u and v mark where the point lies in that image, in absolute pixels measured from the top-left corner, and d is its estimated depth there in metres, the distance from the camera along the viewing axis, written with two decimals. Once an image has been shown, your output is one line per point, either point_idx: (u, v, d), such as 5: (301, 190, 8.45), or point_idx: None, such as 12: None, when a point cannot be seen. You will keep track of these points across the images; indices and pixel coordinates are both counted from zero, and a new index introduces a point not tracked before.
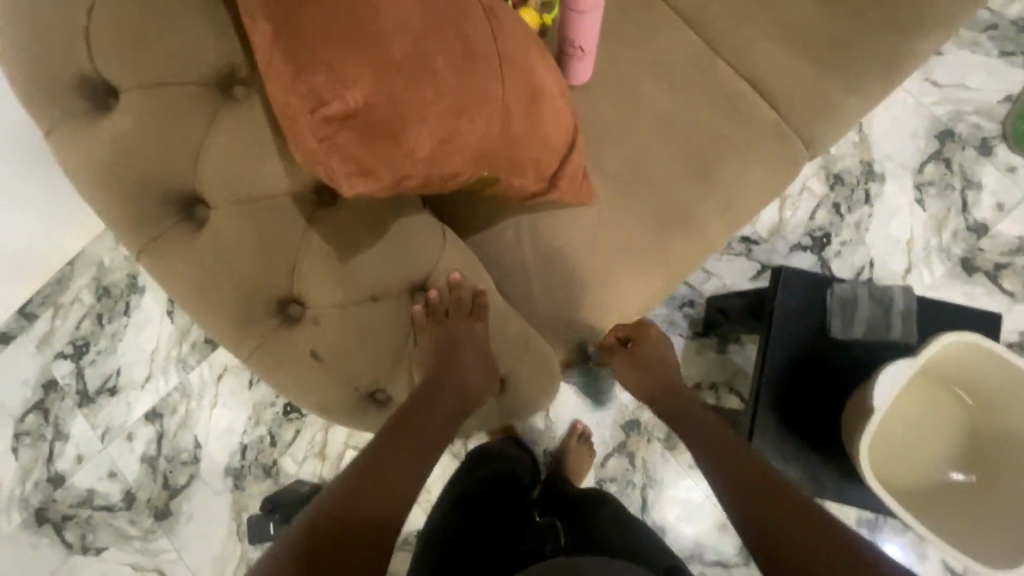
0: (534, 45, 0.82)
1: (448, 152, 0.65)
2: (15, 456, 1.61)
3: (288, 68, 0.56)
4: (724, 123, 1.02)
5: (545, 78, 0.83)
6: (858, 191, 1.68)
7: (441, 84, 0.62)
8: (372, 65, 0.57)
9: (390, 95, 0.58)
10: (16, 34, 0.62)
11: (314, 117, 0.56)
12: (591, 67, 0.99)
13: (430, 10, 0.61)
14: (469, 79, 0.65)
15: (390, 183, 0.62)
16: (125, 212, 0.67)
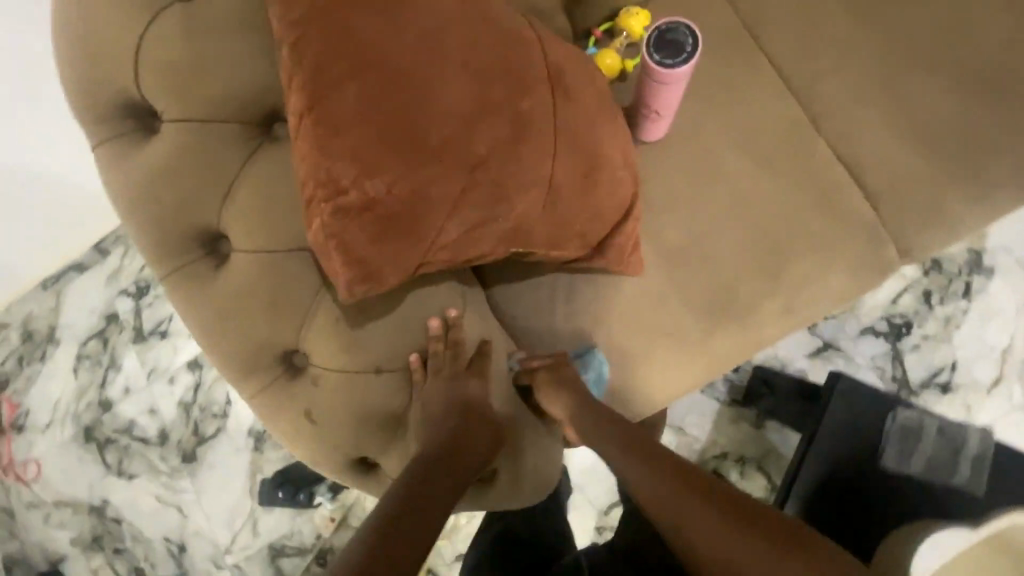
0: (601, 109, 0.74)
1: (469, 243, 0.63)
2: (75, 375, 1.72)
3: (314, 151, 0.56)
4: (804, 213, 0.91)
5: (609, 144, 0.75)
6: (957, 282, 1.47)
7: (468, 182, 0.60)
8: (396, 160, 0.56)
9: (412, 193, 0.58)
10: (77, 51, 0.63)
11: (328, 206, 0.56)
12: (666, 127, 0.90)
13: (472, 97, 0.59)
14: (502, 177, 0.62)
15: (396, 280, 0.60)
16: (152, 239, 0.67)
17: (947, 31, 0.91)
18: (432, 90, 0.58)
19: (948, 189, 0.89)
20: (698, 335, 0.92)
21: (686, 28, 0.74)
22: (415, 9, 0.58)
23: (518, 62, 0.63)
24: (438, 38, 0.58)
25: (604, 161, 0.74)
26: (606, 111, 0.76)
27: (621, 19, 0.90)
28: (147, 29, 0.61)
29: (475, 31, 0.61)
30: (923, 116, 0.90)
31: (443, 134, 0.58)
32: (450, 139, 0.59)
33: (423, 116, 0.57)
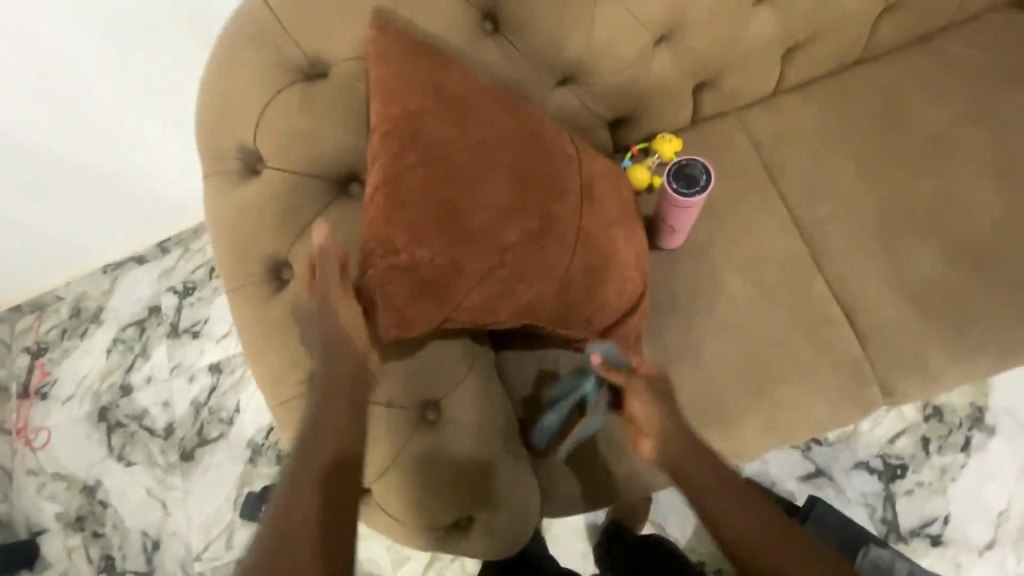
0: (620, 218, 0.87)
1: (486, 310, 0.76)
2: (107, 356, 1.83)
3: (379, 216, 0.69)
4: (797, 339, 0.99)
5: (623, 249, 0.86)
6: (957, 434, 1.48)
7: (494, 265, 0.73)
8: (443, 235, 0.70)
9: (447, 267, 0.71)
10: (217, 106, 0.80)
11: (382, 261, 0.69)
12: (681, 239, 1.01)
13: (513, 197, 0.73)
14: (524, 261, 0.75)
15: (421, 330, 0.73)
16: (230, 258, 0.80)
17: (948, 203, 1.01)
18: (480, 183, 0.72)
19: (932, 344, 0.97)
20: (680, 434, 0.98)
21: (701, 164, 0.89)
22: (483, 123, 0.74)
23: (556, 174, 0.77)
24: (496, 147, 0.73)
25: (616, 265, 0.85)
26: (625, 220, 0.88)
27: (655, 142, 1.03)
28: (274, 100, 0.78)
29: (525, 146, 0.76)
30: (914, 275, 0.99)
31: (485, 222, 0.71)
32: (489, 228, 0.72)
33: (470, 207, 0.71)
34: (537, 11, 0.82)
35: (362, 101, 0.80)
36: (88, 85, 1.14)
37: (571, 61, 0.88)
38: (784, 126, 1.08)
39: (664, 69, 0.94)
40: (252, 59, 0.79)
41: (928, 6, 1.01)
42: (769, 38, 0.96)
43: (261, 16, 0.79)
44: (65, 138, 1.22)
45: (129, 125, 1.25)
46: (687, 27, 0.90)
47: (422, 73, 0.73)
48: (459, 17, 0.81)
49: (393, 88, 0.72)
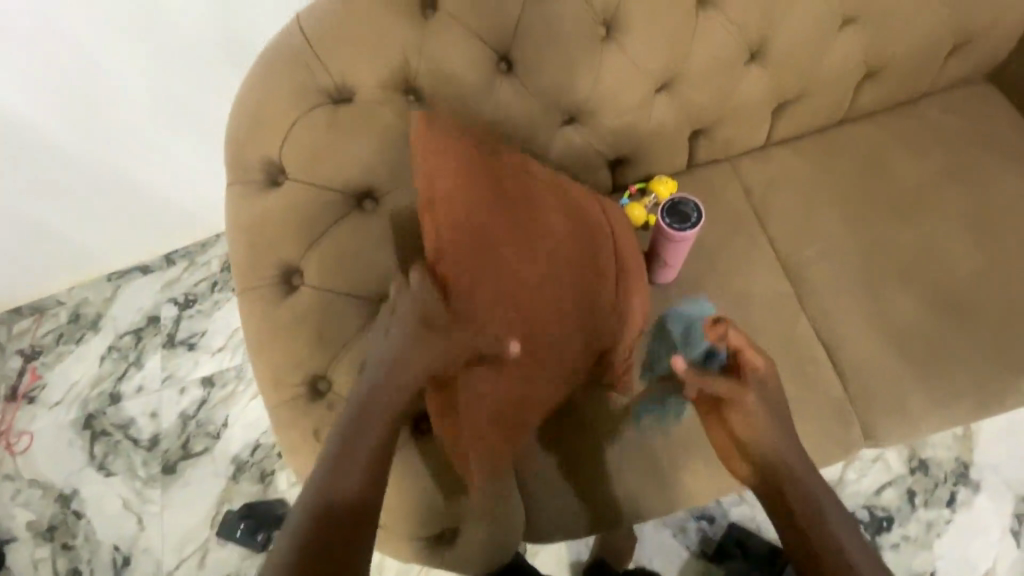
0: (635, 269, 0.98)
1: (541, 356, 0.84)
2: (100, 362, 1.83)
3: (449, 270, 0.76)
4: (782, 376, 1.02)
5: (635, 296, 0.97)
6: (942, 488, 1.49)
7: (530, 343, 0.82)
8: (508, 287, 0.79)
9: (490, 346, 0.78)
10: (248, 121, 0.87)
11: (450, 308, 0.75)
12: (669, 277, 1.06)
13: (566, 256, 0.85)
14: (574, 309, 0.86)
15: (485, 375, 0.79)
16: (245, 262, 0.84)
17: (927, 254, 1.07)
18: (538, 242, 0.82)
19: (912, 386, 1.00)
20: (665, 461, 1.00)
21: (692, 203, 0.96)
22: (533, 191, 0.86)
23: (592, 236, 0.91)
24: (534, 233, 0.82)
25: (622, 338, 0.95)
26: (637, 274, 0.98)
27: (652, 182, 1.11)
28: (302, 118, 0.85)
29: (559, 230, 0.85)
30: (894, 320, 1.04)
31: (546, 274, 0.82)
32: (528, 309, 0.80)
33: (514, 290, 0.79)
34: (549, 55, 0.90)
35: (383, 125, 0.87)
36: (121, 96, 1.24)
37: (577, 102, 0.95)
38: (773, 175, 1.16)
39: (663, 115, 1.02)
40: (284, 81, 0.86)
41: (907, 74, 1.10)
42: (760, 94, 1.04)
43: (297, 44, 0.87)
44: (96, 143, 1.31)
45: (156, 137, 1.34)
46: (685, 79, 0.98)
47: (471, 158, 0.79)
48: (477, 56, 0.89)
49: (445, 171, 0.77)
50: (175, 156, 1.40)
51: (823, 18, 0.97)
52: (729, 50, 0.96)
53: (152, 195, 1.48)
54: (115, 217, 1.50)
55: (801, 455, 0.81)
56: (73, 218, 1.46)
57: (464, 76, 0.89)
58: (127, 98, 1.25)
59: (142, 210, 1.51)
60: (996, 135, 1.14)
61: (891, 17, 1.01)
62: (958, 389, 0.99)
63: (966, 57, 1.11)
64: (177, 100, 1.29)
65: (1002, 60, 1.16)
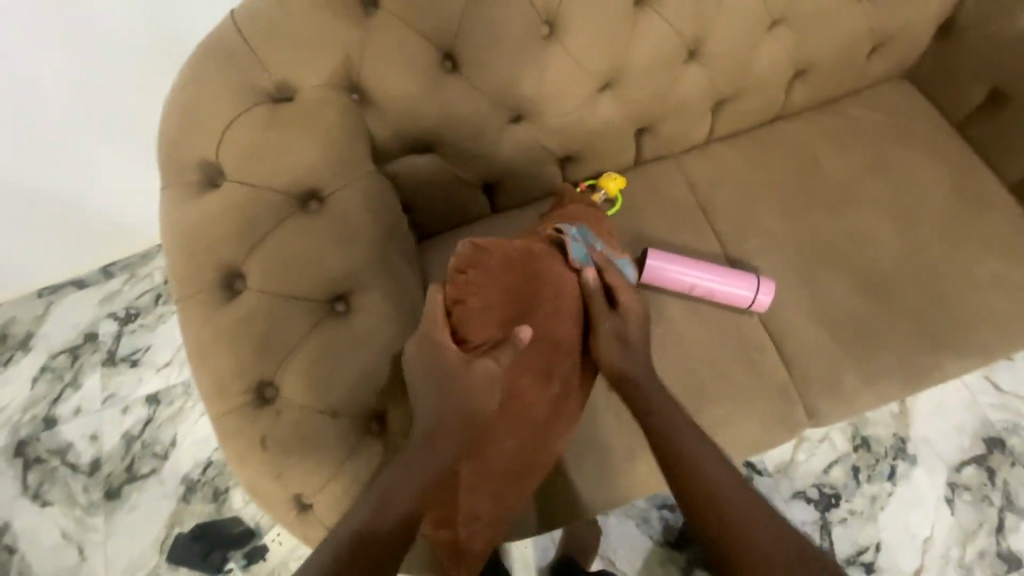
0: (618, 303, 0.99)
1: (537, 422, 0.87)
2: (31, 385, 1.71)
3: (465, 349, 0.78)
4: (730, 363, 1.06)
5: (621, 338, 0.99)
6: (883, 464, 1.58)
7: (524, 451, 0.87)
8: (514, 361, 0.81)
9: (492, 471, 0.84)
10: (181, 121, 0.83)
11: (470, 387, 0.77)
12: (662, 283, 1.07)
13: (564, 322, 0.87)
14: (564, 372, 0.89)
15: (487, 448, 0.83)
16: (182, 267, 0.81)
17: (858, 241, 1.14)
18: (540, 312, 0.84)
19: (849, 366, 1.06)
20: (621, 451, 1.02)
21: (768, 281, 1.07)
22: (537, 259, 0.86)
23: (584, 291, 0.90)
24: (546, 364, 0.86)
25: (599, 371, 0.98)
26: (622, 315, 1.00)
27: (601, 179, 1.13)
28: (239, 118, 0.82)
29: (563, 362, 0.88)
30: (831, 304, 1.09)
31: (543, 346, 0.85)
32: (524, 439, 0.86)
33: (514, 403, 0.83)
34: (493, 54, 0.90)
35: (327, 125, 0.85)
36: (38, 95, 1.15)
37: (523, 100, 0.96)
38: (715, 170, 1.20)
39: (608, 112, 1.04)
40: (221, 80, 0.83)
41: (833, 72, 1.17)
42: (699, 90, 1.08)
43: (232, 41, 0.84)
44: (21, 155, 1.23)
45: (90, 147, 1.28)
46: (627, 76, 1.00)
47: (505, 289, 0.80)
48: (420, 54, 0.88)
49: (481, 306, 0.78)
50: (111, 167, 1.34)
51: (755, 18, 1.02)
52: (668, 48, 0.99)
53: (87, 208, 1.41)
54: (47, 230, 1.42)
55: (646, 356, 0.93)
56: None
57: (408, 75, 0.89)
58: (51, 102, 1.17)
59: (68, 218, 1.42)
60: (916, 129, 1.22)
61: (817, 19, 1.06)
62: (889, 367, 1.05)
63: (886, 56, 1.19)
64: (102, 101, 1.21)
65: (918, 58, 1.24)
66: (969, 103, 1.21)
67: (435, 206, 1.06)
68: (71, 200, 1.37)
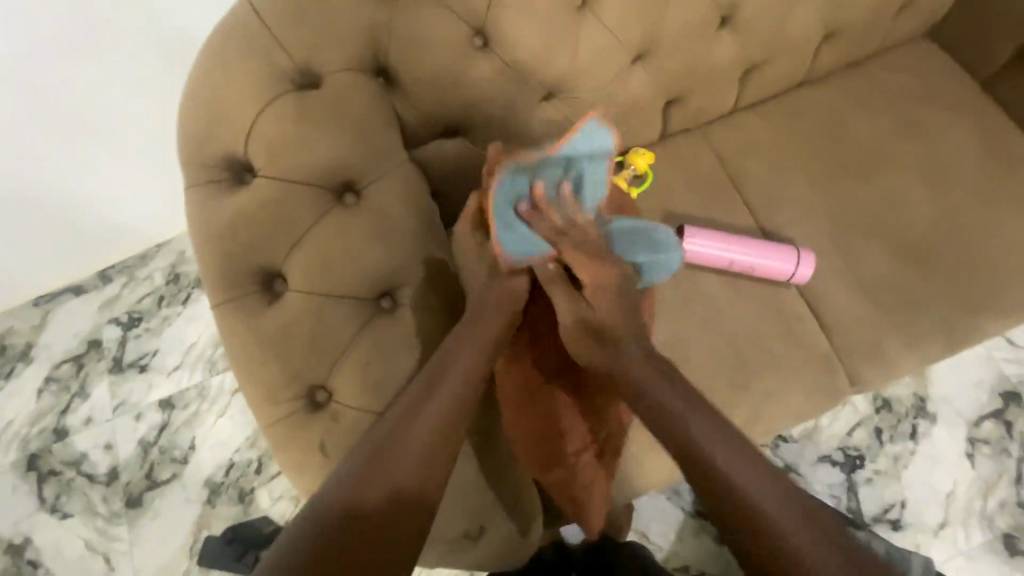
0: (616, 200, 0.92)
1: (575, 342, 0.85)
2: (37, 397, 1.66)
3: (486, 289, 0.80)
4: (772, 336, 1.05)
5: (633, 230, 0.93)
6: (904, 424, 1.61)
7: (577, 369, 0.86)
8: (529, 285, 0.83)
9: (558, 395, 0.84)
10: (203, 114, 0.78)
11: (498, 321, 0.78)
12: (697, 260, 1.06)
13: None
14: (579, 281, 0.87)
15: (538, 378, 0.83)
16: (218, 271, 0.77)
17: (892, 206, 1.12)
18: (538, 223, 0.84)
19: (889, 333, 1.05)
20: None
21: (807, 254, 1.05)
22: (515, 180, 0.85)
23: None
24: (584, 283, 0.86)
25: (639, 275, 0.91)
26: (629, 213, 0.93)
27: (630, 154, 1.09)
28: (266, 108, 0.77)
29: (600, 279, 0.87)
30: (868, 271, 1.08)
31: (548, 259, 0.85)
32: (602, 361, 0.78)
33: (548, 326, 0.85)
34: (526, 28, 0.85)
35: (358, 111, 0.80)
36: (26, 93, 1.07)
37: (556, 76, 0.92)
38: (743, 141, 1.18)
39: (640, 85, 1.00)
40: (241, 68, 0.77)
41: (862, 33, 1.14)
42: (730, 58, 1.04)
43: (250, 25, 0.78)
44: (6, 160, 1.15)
45: (80, 148, 1.20)
46: (659, 46, 0.96)
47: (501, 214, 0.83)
48: (451, 31, 0.83)
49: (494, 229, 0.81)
50: (104, 169, 1.27)
51: None
52: (702, 15, 0.95)
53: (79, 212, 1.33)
54: (39, 236, 1.34)
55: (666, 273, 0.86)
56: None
57: (438, 54, 0.84)
58: (41, 99, 1.10)
59: (64, 224, 1.35)
60: (943, 89, 1.20)
61: None
62: (930, 331, 1.05)
63: (913, 13, 1.16)
64: (95, 96, 1.14)
65: (943, 15, 1.21)
66: (996, 61, 1.19)
67: None
68: (61, 205, 1.29)
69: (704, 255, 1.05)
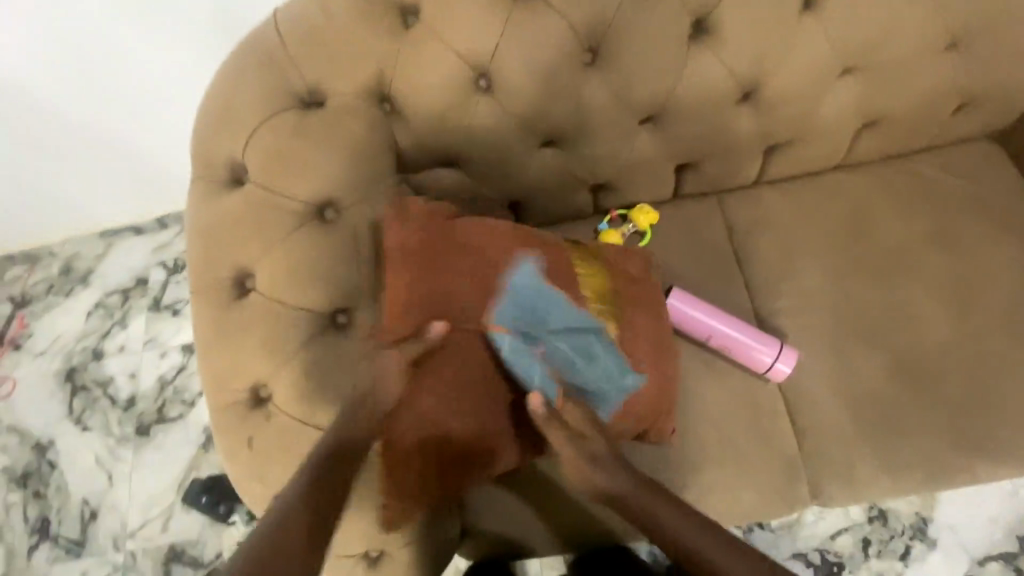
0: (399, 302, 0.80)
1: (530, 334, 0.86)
2: (86, 317, 1.82)
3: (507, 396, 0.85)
4: (738, 427, 1.00)
5: (427, 293, 0.81)
6: (898, 542, 1.48)
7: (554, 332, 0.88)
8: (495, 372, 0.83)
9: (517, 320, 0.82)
10: (215, 116, 0.85)
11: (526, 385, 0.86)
12: (684, 324, 1.02)
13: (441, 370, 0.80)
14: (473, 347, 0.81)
15: None
16: (200, 261, 0.83)
17: (902, 314, 1.04)
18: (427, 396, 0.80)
19: (870, 452, 0.97)
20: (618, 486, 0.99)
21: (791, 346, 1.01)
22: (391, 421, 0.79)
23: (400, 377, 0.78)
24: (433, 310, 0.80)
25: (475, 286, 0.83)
26: (404, 261, 0.81)
27: (632, 211, 1.10)
28: (268, 120, 0.83)
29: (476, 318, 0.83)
30: (859, 381, 1.01)
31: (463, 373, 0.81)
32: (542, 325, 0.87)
33: None
34: (527, 79, 0.86)
35: (349, 135, 0.85)
36: (115, 52, 1.25)
37: (556, 127, 0.93)
38: (757, 218, 1.13)
39: (647, 146, 0.98)
40: (255, 80, 0.84)
41: (908, 127, 1.06)
42: (751, 134, 1.00)
43: (270, 42, 0.85)
44: (48, 85, 1.30)
45: (134, 95, 1.34)
46: (671, 114, 0.94)
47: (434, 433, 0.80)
48: (455, 72, 0.85)
49: (430, 439, 0.80)
50: (142, 121, 1.41)
51: (824, 65, 0.92)
52: (722, 89, 0.92)
53: (95, 138, 1.44)
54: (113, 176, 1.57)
55: (446, 266, 0.82)
56: (6, 143, 1.42)
57: (435, 90, 0.86)
58: (125, 61, 1.27)
59: (134, 169, 1.55)
60: (996, 201, 1.10)
61: (897, 69, 0.96)
62: (915, 459, 0.97)
63: (973, 116, 1.07)
64: (170, 65, 1.29)
65: (1013, 122, 1.11)
66: None
67: None
68: (94, 137, 1.44)
69: (690, 320, 1.02)
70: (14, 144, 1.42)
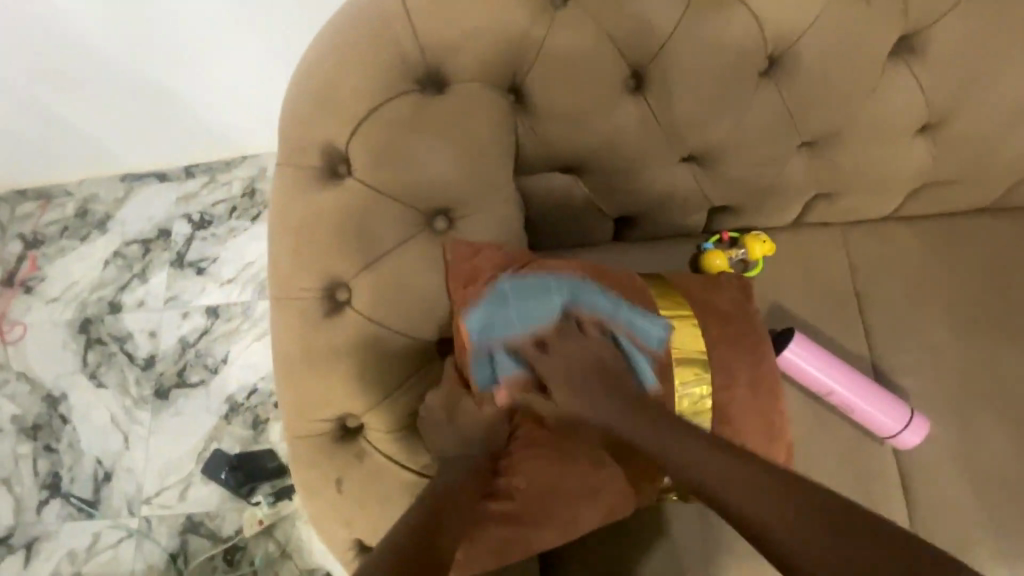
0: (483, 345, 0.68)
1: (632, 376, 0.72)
2: (102, 267, 1.58)
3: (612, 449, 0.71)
4: (848, 490, 0.91)
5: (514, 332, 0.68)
6: None
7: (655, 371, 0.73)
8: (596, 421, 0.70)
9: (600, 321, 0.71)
10: (315, 91, 0.70)
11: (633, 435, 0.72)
12: (800, 373, 0.92)
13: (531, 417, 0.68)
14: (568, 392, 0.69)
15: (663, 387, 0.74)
16: (286, 265, 0.71)
17: None
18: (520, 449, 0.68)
19: (989, 532, 0.89)
20: (713, 535, 0.89)
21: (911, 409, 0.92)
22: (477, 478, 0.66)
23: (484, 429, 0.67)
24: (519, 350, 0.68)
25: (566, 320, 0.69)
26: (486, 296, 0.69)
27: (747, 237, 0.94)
28: (382, 106, 0.69)
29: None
30: (982, 452, 0.92)
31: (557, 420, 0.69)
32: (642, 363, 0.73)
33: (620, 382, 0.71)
34: (688, 84, 0.73)
35: (475, 130, 0.71)
36: None
37: (705, 141, 0.79)
38: (887, 256, 1.01)
39: (797, 171, 0.85)
40: (369, 53, 0.69)
41: None
42: (914, 168, 0.87)
43: (390, 2, 0.69)
44: (77, 10, 1.13)
45: (182, 36, 1.19)
46: (837, 139, 0.82)
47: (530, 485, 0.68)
48: (607, 67, 0.72)
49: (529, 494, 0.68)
50: (186, 66, 1.26)
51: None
52: (902, 119, 0.79)
53: (126, 85, 1.29)
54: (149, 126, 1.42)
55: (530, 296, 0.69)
56: (30, 81, 1.27)
57: (580, 86, 0.73)
58: None
59: (173, 120, 1.40)
60: None
61: None
62: None
63: None
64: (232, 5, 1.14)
65: None
66: None
67: (562, 229, 0.92)
68: (131, 81, 1.28)
69: (808, 370, 0.91)
70: (33, 71, 1.25)
